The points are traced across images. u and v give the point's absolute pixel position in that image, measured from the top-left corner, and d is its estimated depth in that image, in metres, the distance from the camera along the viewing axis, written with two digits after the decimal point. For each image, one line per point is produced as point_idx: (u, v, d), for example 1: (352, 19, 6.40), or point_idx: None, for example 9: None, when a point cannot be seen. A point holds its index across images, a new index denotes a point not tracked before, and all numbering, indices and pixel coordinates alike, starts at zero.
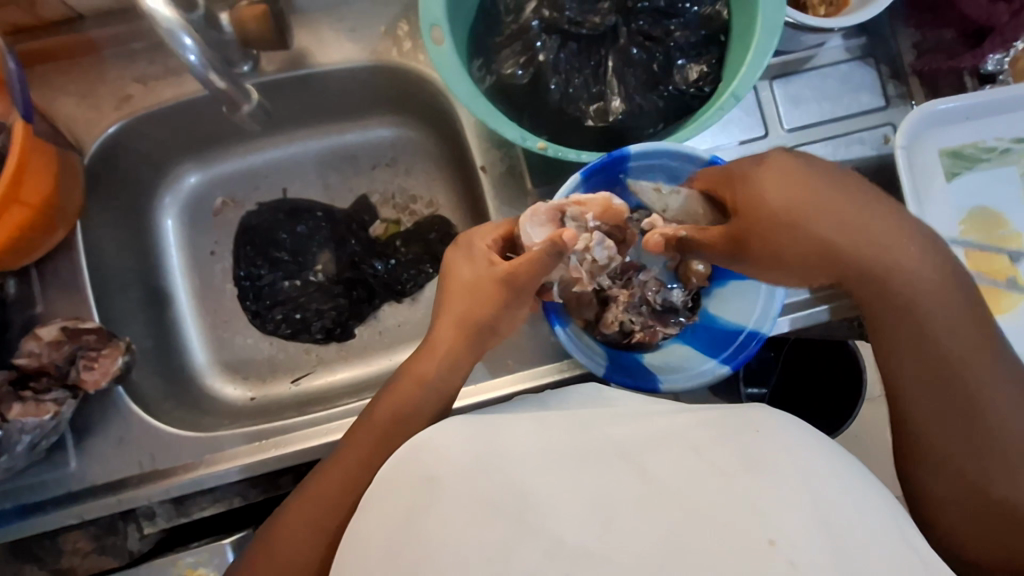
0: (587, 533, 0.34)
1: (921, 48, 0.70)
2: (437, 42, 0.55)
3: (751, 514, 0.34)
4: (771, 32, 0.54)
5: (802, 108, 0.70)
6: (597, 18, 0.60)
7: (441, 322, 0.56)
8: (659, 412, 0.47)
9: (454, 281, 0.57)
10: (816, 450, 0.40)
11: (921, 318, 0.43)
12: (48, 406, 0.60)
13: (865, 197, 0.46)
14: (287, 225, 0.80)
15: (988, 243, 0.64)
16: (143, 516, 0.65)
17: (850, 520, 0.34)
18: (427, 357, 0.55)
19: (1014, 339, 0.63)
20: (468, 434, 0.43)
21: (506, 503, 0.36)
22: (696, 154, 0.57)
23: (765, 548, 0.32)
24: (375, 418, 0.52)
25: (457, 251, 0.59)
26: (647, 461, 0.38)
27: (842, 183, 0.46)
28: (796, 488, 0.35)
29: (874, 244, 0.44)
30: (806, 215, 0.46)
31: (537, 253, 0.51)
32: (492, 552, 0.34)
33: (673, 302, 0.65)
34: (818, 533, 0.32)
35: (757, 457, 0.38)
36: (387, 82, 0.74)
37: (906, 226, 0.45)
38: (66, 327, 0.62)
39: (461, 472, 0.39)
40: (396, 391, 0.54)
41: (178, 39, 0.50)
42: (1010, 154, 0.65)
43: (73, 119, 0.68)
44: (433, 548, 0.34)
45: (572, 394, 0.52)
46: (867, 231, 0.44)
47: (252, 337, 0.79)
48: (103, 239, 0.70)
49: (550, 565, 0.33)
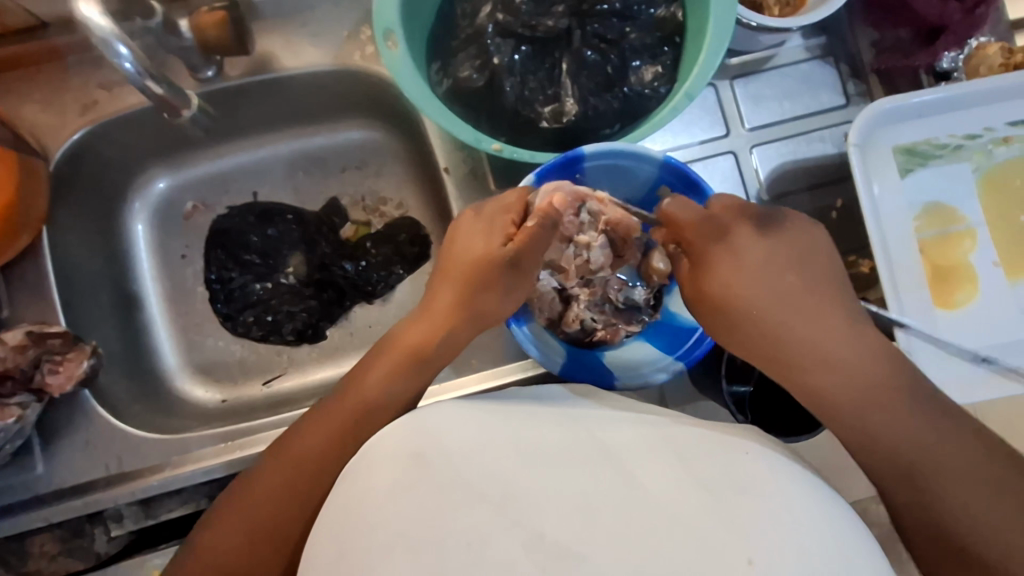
0: (571, 531, 0.36)
1: (879, 47, 0.70)
2: (390, 46, 0.55)
3: (734, 530, 0.36)
4: (722, 33, 0.55)
5: (763, 107, 0.71)
6: (550, 21, 0.60)
7: (439, 293, 0.55)
8: (638, 418, 0.48)
9: (456, 257, 0.55)
10: (793, 474, 0.42)
11: (835, 402, 0.48)
12: (13, 410, 0.61)
13: (802, 302, 0.50)
14: (256, 228, 0.80)
15: (942, 236, 0.67)
16: (111, 518, 0.66)
17: (820, 540, 0.37)
18: (421, 328, 0.54)
19: (963, 333, 0.66)
20: (470, 422, 0.45)
21: (490, 492, 0.38)
22: (648, 153, 0.58)
23: (745, 568, 0.34)
24: (365, 390, 0.52)
25: (469, 218, 0.57)
26: (633, 467, 0.40)
27: (782, 288, 0.50)
28: (779, 509, 0.38)
29: (810, 350, 0.49)
30: (749, 323, 0.50)
31: (531, 229, 0.53)
32: (473, 538, 0.36)
33: (636, 300, 0.65)
34: (794, 559, 0.35)
35: (743, 478, 0.40)
36: (355, 87, 0.75)
37: (828, 326, 0.49)
38: (32, 331, 0.63)
39: (454, 457, 0.40)
40: (387, 367, 0.53)
41: (113, 48, 0.51)
42: (962, 150, 0.67)
43: (39, 126, 0.69)
44: (414, 532, 0.36)
45: (529, 392, 0.52)
46: (778, 329, 0.49)
47: (223, 339, 0.79)
48: (70, 244, 0.71)
49: (529, 557, 0.35)
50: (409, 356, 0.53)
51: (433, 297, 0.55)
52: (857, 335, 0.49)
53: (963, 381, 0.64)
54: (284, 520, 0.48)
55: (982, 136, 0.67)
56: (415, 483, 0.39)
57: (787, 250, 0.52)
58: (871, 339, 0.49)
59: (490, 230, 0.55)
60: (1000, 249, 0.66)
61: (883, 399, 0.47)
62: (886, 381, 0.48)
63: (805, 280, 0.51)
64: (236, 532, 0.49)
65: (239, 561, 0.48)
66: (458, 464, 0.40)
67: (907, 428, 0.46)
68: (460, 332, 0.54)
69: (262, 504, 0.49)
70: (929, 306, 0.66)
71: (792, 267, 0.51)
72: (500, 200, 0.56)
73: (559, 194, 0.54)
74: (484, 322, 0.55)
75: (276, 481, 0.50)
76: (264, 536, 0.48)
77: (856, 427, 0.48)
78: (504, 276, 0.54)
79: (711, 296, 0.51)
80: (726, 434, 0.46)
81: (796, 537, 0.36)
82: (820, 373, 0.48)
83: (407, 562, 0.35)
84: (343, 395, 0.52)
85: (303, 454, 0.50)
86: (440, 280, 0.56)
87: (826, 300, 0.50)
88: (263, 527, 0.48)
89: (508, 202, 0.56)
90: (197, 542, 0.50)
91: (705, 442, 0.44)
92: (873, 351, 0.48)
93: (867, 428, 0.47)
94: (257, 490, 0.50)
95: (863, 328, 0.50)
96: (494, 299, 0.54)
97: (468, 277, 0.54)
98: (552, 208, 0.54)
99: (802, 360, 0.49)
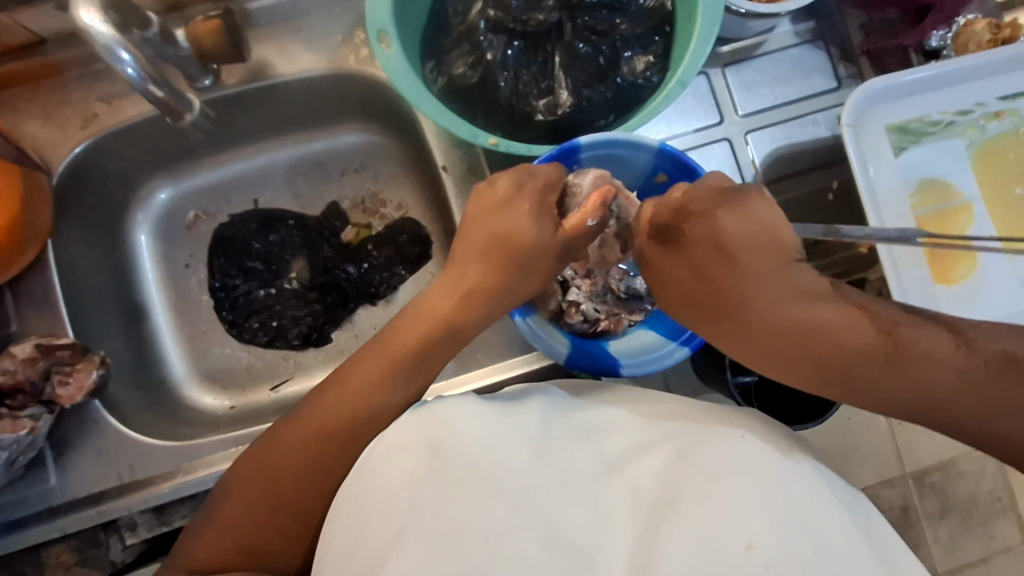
0: (582, 530, 0.38)
1: (869, 28, 0.71)
2: (385, 46, 0.56)
3: (734, 517, 0.37)
4: (712, 19, 0.56)
5: (755, 94, 0.71)
6: (541, 15, 0.61)
7: (466, 263, 0.54)
8: (646, 413, 0.48)
9: (493, 230, 0.53)
10: (795, 457, 0.43)
11: (825, 368, 0.43)
12: (24, 422, 0.62)
13: (736, 300, 0.45)
14: (259, 234, 0.81)
15: (939, 211, 0.68)
16: (126, 526, 0.66)
17: (822, 523, 0.38)
18: (444, 296, 0.54)
19: (964, 308, 0.66)
20: (477, 415, 0.44)
21: (505, 486, 0.39)
22: (644, 141, 0.58)
23: (744, 553, 0.36)
24: (392, 353, 0.51)
25: (494, 196, 0.54)
26: (638, 469, 0.42)
27: (701, 289, 0.47)
28: (779, 492, 0.39)
29: (760, 345, 0.45)
30: (685, 311, 0.49)
31: (580, 223, 0.55)
32: (489, 531, 0.37)
33: (637, 289, 0.66)
34: (794, 539, 0.36)
35: (745, 461, 0.41)
36: (351, 90, 0.76)
37: (781, 296, 0.44)
38: (40, 344, 0.64)
39: (464, 456, 0.41)
40: (416, 337, 0.52)
41: (115, 54, 0.52)
42: (955, 126, 0.68)
43: (40, 140, 0.70)
44: (427, 523, 0.37)
45: (547, 387, 0.51)
46: (735, 319, 0.46)
47: (230, 347, 0.80)
48: (75, 256, 0.71)
49: (544, 552, 0.36)
50: (441, 330, 0.52)
51: (463, 268, 0.54)
52: (797, 306, 0.43)
53: None
54: (309, 492, 0.48)
55: (973, 111, 0.68)
56: (431, 473, 0.40)
57: (698, 242, 0.46)
58: (811, 321, 0.43)
59: (542, 210, 0.54)
60: (999, 226, 0.67)
61: (861, 355, 0.42)
62: (874, 338, 0.42)
63: (729, 275, 0.45)
64: (255, 506, 0.48)
65: (260, 534, 0.48)
66: (469, 460, 0.41)
67: (907, 382, 0.41)
68: (490, 310, 0.54)
69: (285, 475, 0.48)
70: (930, 282, 0.66)
71: (707, 263, 0.46)
72: (539, 176, 0.55)
73: (611, 190, 0.57)
74: (517, 304, 0.55)
75: (299, 455, 0.48)
76: (288, 508, 0.48)
77: (853, 379, 0.42)
78: (547, 260, 0.54)
79: (662, 301, 0.51)
80: (730, 419, 0.46)
81: (796, 520, 0.37)
82: (780, 367, 0.45)
83: (420, 552, 0.36)
84: (365, 364, 0.51)
85: (326, 428, 0.48)
86: (473, 250, 0.54)
87: (763, 282, 0.44)
88: (283, 500, 0.48)
89: (550, 180, 0.55)
90: (218, 511, 0.49)
91: (709, 429, 0.44)
92: (823, 332, 0.42)
93: (854, 390, 0.43)
94: (275, 462, 0.49)
95: (805, 295, 0.44)
96: (532, 281, 0.54)
97: (507, 253, 0.53)
98: (605, 204, 0.56)
99: (759, 354, 0.46)
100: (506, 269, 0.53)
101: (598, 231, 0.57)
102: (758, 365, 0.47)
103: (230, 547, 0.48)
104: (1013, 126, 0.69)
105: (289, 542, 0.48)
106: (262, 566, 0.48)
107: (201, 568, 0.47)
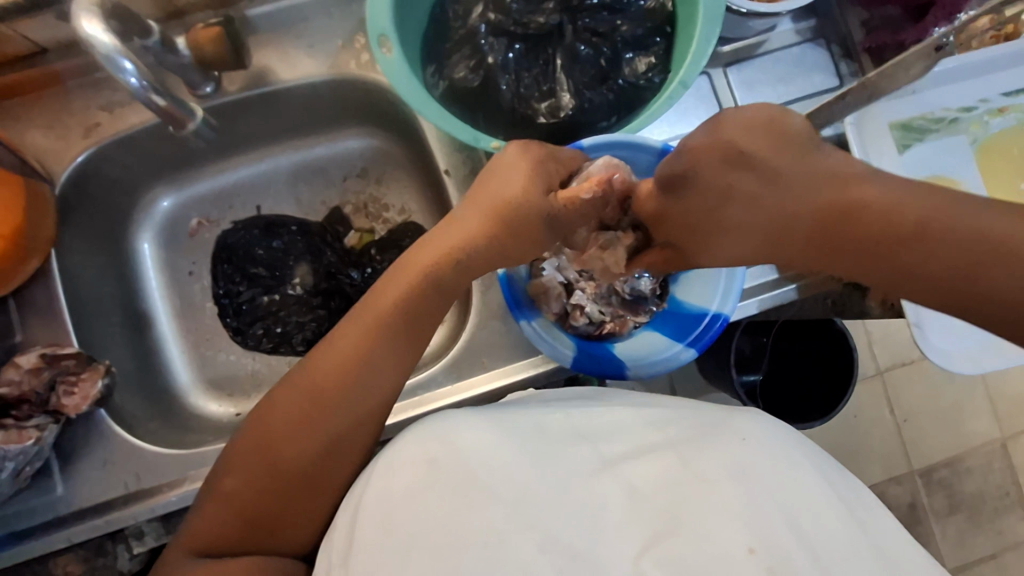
0: (582, 536, 0.38)
1: (870, 25, 0.70)
2: (385, 51, 0.56)
3: (732, 524, 0.38)
4: (713, 20, 0.55)
5: (756, 93, 0.70)
6: (541, 17, 0.62)
7: (460, 218, 0.54)
8: (646, 413, 0.46)
9: (492, 189, 0.54)
10: (800, 461, 0.43)
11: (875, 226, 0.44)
12: (30, 432, 0.61)
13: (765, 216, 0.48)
14: (262, 240, 0.81)
15: None
16: (133, 535, 0.65)
17: (820, 528, 0.38)
18: (430, 248, 0.54)
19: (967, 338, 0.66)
20: (474, 424, 0.44)
21: (504, 494, 0.40)
22: (647, 143, 0.58)
23: (745, 557, 0.37)
24: (381, 302, 0.53)
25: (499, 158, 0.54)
26: (635, 472, 0.41)
27: (735, 214, 0.49)
28: (780, 501, 0.39)
29: (806, 234, 0.47)
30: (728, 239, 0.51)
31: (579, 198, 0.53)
32: (487, 537, 0.37)
33: (642, 291, 0.63)
34: (790, 539, 0.37)
35: (747, 468, 0.41)
36: (351, 95, 0.76)
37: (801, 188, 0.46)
38: (45, 353, 0.63)
39: (462, 465, 0.41)
40: (405, 290, 0.53)
41: (117, 64, 0.52)
42: (958, 123, 0.69)
43: (43, 150, 0.69)
44: (426, 531, 0.38)
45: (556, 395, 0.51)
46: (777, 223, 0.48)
47: (234, 353, 0.79)
48: (78, 265, 0.71)
49: (545, 557, 0.37)
50: (426, 279, 0.53)
51: (455, 223, 0.54)
52: (830, 196, 0.46)
53: (970, 354, 0.65)
54: (307, 457, 0.49)
55: (977, 108, 0.69)
56: (428, 487, 0.40)
57: (717, 163, 0.48)
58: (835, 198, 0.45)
59: (539, 174, 0.53)
60: None
61: (901, 226, 0.44)
62: None
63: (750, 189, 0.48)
64: (257, 477, 0.48)
65: (266, 504, 0.48)
66: (467, 468, 0.41)
67: (948, 250, 0.43)
68: (478, 265, 0.54)
69: (282, 443, 0.49)
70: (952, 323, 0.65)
71: (735, 184, 0.48)
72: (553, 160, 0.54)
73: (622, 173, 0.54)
74: (506, 264, 0.55)
75: (299, 416, 0.49)
76: (289, 474, 0.48)
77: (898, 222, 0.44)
78: (538, 225, 0.53)
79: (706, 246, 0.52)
80: (726, 417, 0.46)
81: (793, 528, 0.38)
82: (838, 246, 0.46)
83: (422, 560, 0.37)
84: (357, 319, 0.53)
85: (319, 390, 0.50)
86: (468, 207, 0.54)
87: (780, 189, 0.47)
88: (286, 467, 0.49)
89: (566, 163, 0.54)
90: (221, 483, 0.49)
91: (708, 431, 0.44)
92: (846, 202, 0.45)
93: (901, 267, 0.44)
94: (274, 429, 0.49)
95: (830, 182, 0.46)
96: (523, 241, 0.54)
97: (501, 215, 0.53)
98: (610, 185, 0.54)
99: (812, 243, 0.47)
100: (500, 227, 0.53)
101: (597, 211, 0.56)
102: (826, 253, 0.47)
103: (239, 519, 0.48)
104: (1016, 121, 0.69)
105: (299, 512, 0.49)
106: (273, 535, 0.48)
107: (212, 541, 0.48)
